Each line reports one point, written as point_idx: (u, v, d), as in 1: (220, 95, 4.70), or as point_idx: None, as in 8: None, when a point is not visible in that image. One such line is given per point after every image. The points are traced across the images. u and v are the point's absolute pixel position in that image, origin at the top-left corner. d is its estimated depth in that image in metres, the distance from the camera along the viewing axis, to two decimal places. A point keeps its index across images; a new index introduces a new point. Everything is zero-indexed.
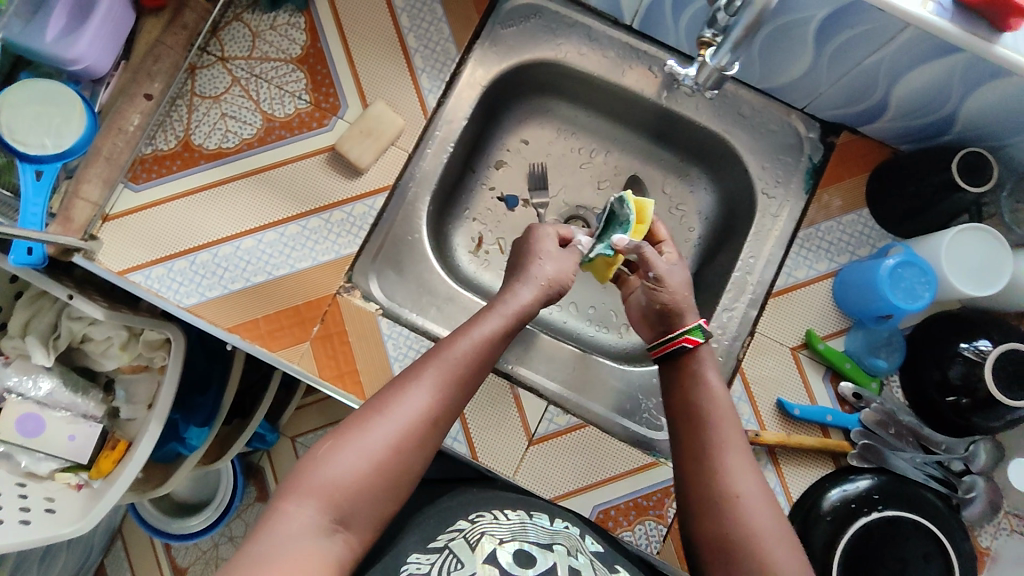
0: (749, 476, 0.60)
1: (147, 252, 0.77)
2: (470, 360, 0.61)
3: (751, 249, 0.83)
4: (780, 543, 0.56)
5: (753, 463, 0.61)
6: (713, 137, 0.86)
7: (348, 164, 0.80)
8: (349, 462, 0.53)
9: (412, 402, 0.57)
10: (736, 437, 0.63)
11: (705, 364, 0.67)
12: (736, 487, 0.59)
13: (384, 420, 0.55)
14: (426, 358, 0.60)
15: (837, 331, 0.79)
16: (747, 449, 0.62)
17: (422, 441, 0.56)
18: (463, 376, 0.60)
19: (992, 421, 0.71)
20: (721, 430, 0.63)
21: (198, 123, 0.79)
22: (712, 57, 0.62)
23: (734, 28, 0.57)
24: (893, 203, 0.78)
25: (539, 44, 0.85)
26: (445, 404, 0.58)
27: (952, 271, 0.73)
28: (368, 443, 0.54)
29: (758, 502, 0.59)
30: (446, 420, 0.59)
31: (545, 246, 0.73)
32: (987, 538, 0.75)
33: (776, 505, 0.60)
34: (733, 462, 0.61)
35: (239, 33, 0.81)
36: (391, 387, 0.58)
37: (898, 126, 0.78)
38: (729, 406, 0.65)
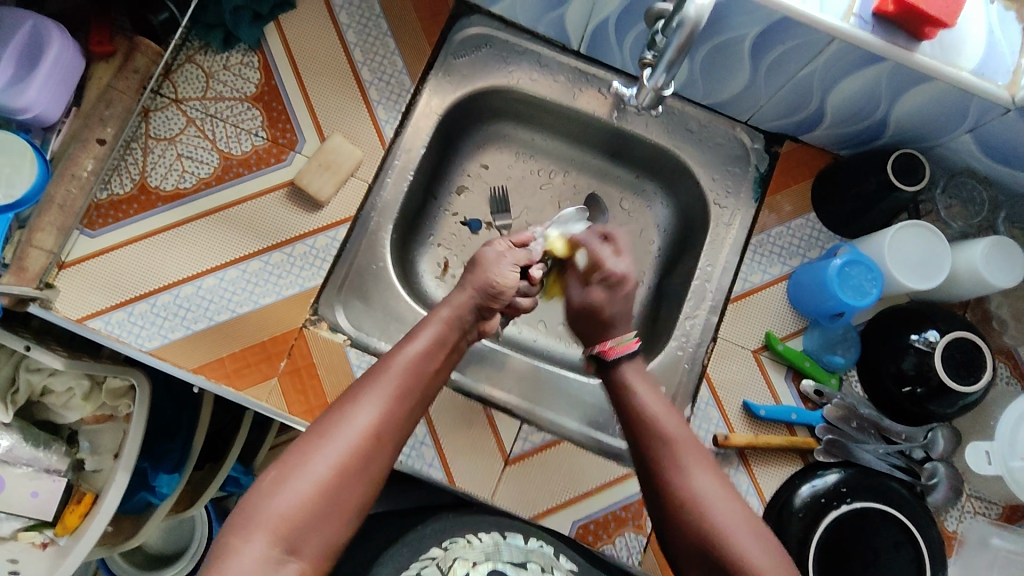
0: (703, 471, 0.61)
1: (107, 297, 0.76)
2: (409, 374, 0.62)
3: (708, 258, 0.86)
4: (744, 532, 0.57)
5: (708, 460, 0.62)
6: (664, 153, 0.89)
7: (308, 198, 0.81)
8: (298, 488, 0.53)
9: (355, 422, 0.57)
10: (682, 439, 0.64)
11: (628, 375, 0.71)
12: (690, 483, 0.60)
13: (329, 442, 0.56)
14: (367, 378, 0.61)
15: (795, 331, 0.82)
16: (697, 447, 0.63)
17: (370, 460, 0.57)
18: (405, 393, 0.61)
19: (947, 408, 0.74)
20: (668, 435, 0.64)
21: (153, 165, 0.79)
22: (650, 78, 0.64)
23: (668, 48, 0.58)
24: (837, 206, 0.82)
25: (491, 72, 0.87)
26: (391, 421, 0.59)
27: (896, 267, 0.76)
28: (314, 466, 0.54)
29: (715, 495, 0.59)
30: (396, 435, 0.60)
31: (508, 265, 0.75)
32: (953, 522, 0.77)
33: (735, 495, 0.60)
34: (686, 463, 0.62)
35: (192, 75, 0.82)
36: (334, 411, 0.59)
37: (836, 133, 0.82)
38: (662, 404, 0.67)
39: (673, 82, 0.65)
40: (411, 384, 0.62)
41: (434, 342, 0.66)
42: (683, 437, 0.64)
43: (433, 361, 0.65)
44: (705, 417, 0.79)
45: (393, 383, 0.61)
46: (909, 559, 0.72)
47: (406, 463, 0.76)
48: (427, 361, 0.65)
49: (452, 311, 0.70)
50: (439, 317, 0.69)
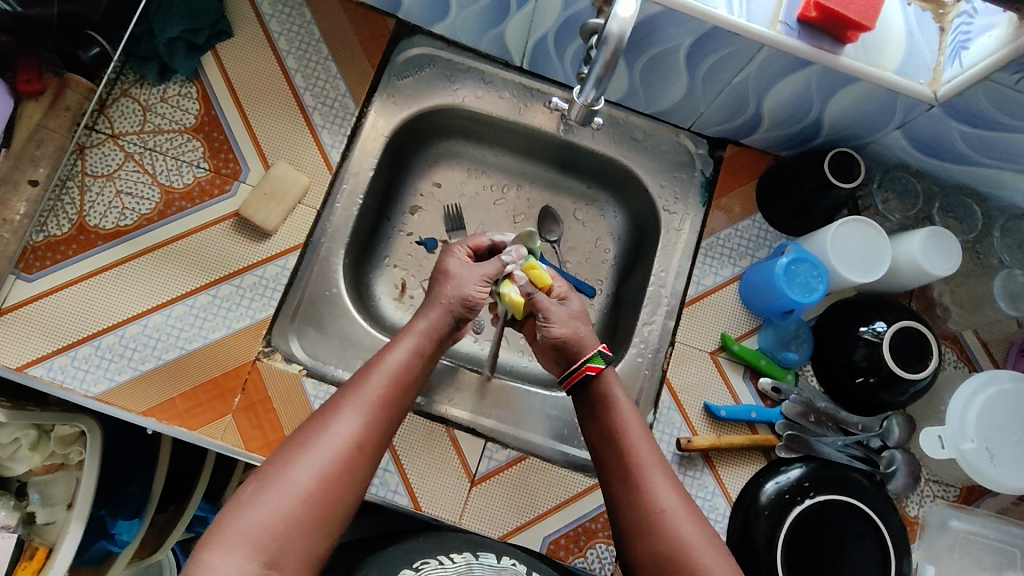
0: (672, 490, 0.63)
1: (50, 342, 0.73)
2: (388, 384, 0.62)
3: (661, 264, 0.86)
4: (708, 547, 0.59)
5: (675, 479, 0.64)
6: (613, 163, 0.90)
7: (255, 228, 0.79)
8: (276, 501, 0.52)
9: (335, 435, 0.57)
10: (655, 457, 0.65)
11: (613, 387, 0.70)
12: (661, 502, 0.61)
13: (308, 454, 0.55)
14: (345, 390, 0.61)
15: (749, 331, 0.83)
16: (666, 464, 0.65)
17: (353, 469, 0.56)
18: (385, 404, 0.61)
19: (899, 396, 0.76)
20: (640, 453, 0.65)
21: (92, 204, 0.77)
22: (581, 94, 0.63)
23: (595, 65, 0.58)
24: (782, 206, 0.84)
25: (435, 91, 0.87)
26: (372, 431, 0.59)
27: (840, 261, 0.78)
28: (294, 479, 0.53)
29: (681, 513, 0.61)
30: (375, 449, 0.59)
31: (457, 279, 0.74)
32: (914, 507, 0.79)
33: (699, 513, 0.62)
34: (658, 482, 0.63)
35: (129, 109, 0.80)
36: (313, 422, 0.58)
37: (776, 135, 0.84)
38: (637, 420, 0.68)
39: (604, 97, 0.64)
40: (390, 396, 0.62)
41: (416, 353, 0.66)
42: (655, 455, 0.65)
43: (412, 371, 0.65)
44: (668, 421, 0.80)
45: (374, 394, 0.61)
46: (876, 547, 0.74)
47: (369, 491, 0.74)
48: (408, 371, 0.64)
49: (430, 324, 0.68)
50: (418, 328, 0.68)
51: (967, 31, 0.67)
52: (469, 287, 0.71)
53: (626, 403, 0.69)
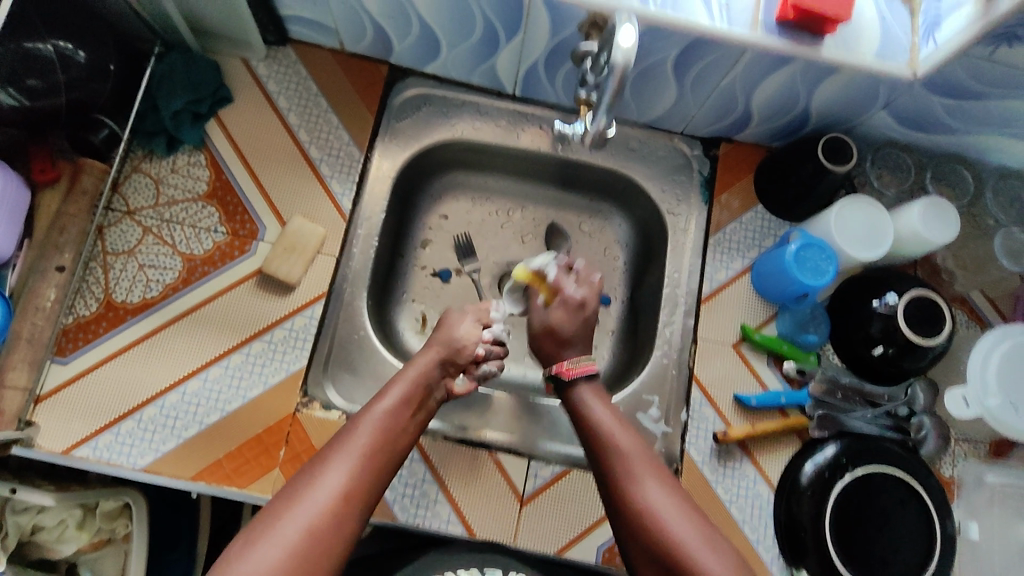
0: (663, 489, 0.62)
1: (93, 421, 0.75)
2: (375, 433, 0.63)
3: (674, 265, 0.89)
4: (701, 546, 0.58)
5: (662, 477, 0.63)
6: (613, 174, 0.93)
7: (279, 282, 0.81)
8: (266, 555, 0.52)
9: (323, 486, 0.57)
10: (639, 456, 0.65)
11: (586, 396, 0.71)
12: (648, 501, 0.61)
13: (296, 508, 0.56)
14: (336, 441, 0.62)
15: (767, 319, 0.86)
16: (651, 462, 0.65)
17: (338, 524, 0.56)
18: (373, 452, 0.62)
19: (919, 361, 0.78)
20: (621, 458, 0.65)
21: (116, 281, 0.79)
22: (593, 120, 0.64)
23: (606, 90, 0.59)
24: (781, 196, 0.87)
25: (434, 128, 0.90)
26: (361, 481, 0.60)
27: (844, 240, 0.80)
28: (280, 533, 0.54)
29: (670, 513, 0.60)
30: (364, 498, 0.60)
31: (459, 322, 0.79)
32: (948, 467, 0.81)
33: (691, 511, 0.61)
34: (642, 484, 0.62)
35: (142, 184, 0.82)
36: (303, 474, 0.59)
37: (766, 129, 0.87)
38: (620, 425, 0.68)
39: (614, 121, 0.65)
40: (378, 445, 0.63)
41: (404, 401, 0.68)
42: (639, 452, 0.65)
43: (400, 420, 0.66)
44: (702, 417, 0.82)
45: (360, 446, 0.62)
46: (919, 511, 0.76)
47: (422, 525, 0.75)
48: (397, 418, 0.66)
49: (419, 370, 0.71)
50: (407, 375, 0.70)
51: (936, 10, 0.72)
52: (458, 332, 0.77)
53: (603, 413, 0.69)
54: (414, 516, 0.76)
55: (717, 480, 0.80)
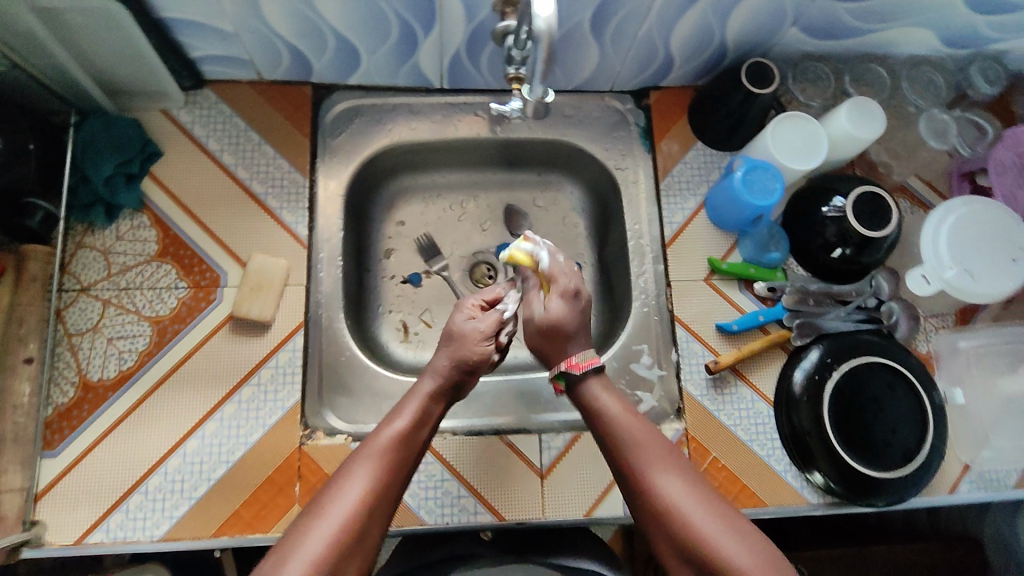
0: (680, 482, 0.64)
1: (98, 504, 0.73)
2: (395, 448, 0.64)
3: (633, 217, 0.91)
4: (722, 534, 0.60)
5: (679, 471, 0.65)
6: (556, 143, 0.95)
7: (253, 323, 0.80)
8: (294, 574, 0.54)
9: (345, 502, 0.59)
10: (652, 451, 0.66)
11: (595, 389, 0.71)
12: (668, 494, 0.63)
13: (320, 524, 0.57)
14: (356, 455, 0.64)
15: (730, 247, 0.89)
16: (668, 453, 0.66)
17: (361, 539, 0.58)
18: (394, 465, 0.63)
19: (877, 253, 0.82)
20: (640, 452, 0.66)
21: (88, 360, 0.77)
22: (530, 93, 0.68)
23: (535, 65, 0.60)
24: (717, 129, 0.90)
25: (371, 137, 0.90)
26: (380, 497, 0.61)
27: (785, 156, 0.83)
28: (307, 550, 0.56)
29: (691, 504, 0.62)
30: (384, 512, 0.61)
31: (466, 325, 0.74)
32: (924, 344, 0.86)
33: (710, 498, 0.63)
34: (660, 480, 0.64)
35: (91, 258, 0.80)
36: (326, 490, 0.61)
37: (689, 69, 0.90)
38: (634, 417, 0.69)
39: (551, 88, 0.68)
40: (397, 459, 0.64)
41: (420, 415, 0.68)
42: (654, 443, 0.67)
43: (417, 433, 0.67)
44: (691, 353, 0.85)
45: (380, 460, 0.63)
46: (907, 391, 0.81)
47: (452, 522, 0.76)
48: (413, 436, 0.66)
49: (432, 385, 0.70)
50: (420, 389, 0.70)
51: None
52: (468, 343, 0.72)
53: (614, 405, 0.69)
54: (442, 516, 0.76)
55: (718, 409, 0.83)
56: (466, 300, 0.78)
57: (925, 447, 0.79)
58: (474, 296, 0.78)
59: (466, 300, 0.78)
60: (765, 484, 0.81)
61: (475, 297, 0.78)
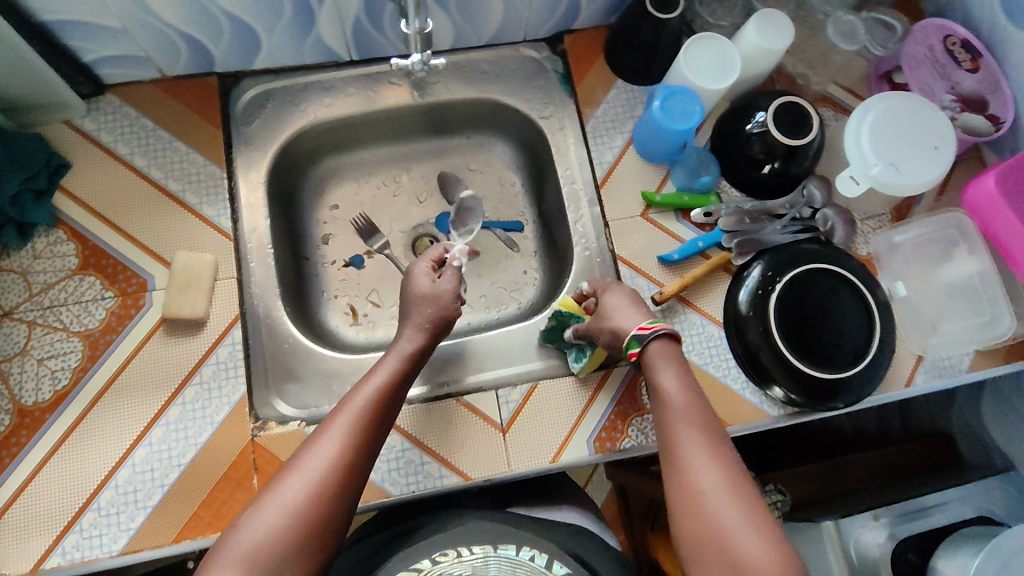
0: (716, 469, 0.58)
1: (50, 529, 0.70)
2: (376, 402, 0.64)
3: (564, 164, 0.90)
4: (746, 532, 0.53)
5: (725, 453, 0.59)
6: (478, 102, 0.93)
7: (187, 323, 0.77)
8: (268, 522, 0.55)
9: (323, 453, 0.59)
10: (705, 434, 0.60)
11: (660, 366, 0.66)
12: (700, 482, 0.57)
13: (295, 475, 0.58)
14: (336, 410, 0.63)
15: (663, 179, 0.88)
16: (714, 438, 0.60)
17: (339, 486, 0.58)
18: (374, 419, 0.63)
19: (804, 162, 0.82)
20: (681, 434, 0.61)
21: (20, 385, 0.74)
22: (409, 25, 0.73)
23: None
24: (634, 63, 0.89)
25: (287, 120, 0.88)
26: (359, 450, 0.61)
27: (701, 79, 0.82)
28: (281, 499, 0.56)
29: (723, 493, 0.56)
30: (363, 464, 0.61)
31: (427, 284, 0.76)
32: (864, 247, 0.86)
33: (747, 492, 0.56)
34: (700, 459, 0.58)
35: (9, 281, 0.77)
36: (306, 442, 0.61)
37: (598, 7, 0.89)
38: (691, 399, 0.63)
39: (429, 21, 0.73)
40: (377, 411, 0.63)
41: (398, 372, 0.68)
42: (699, 425, 0.61)
43: (398, 389, 0.67)
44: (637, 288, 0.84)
45: (359, 415, 0.62)
46: (849, 292, 0.81)
47: (419, 490, 0.75)
48: (392, 393, 0.66)
49: (413, 345, 0.70)
50: (402, 348, 0.70)
51: None
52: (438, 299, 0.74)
53: (676, 383, 0.64)
54: (408, 485, 0.75)
55: None
56: (416, 262, 0.79)
57: (873, 345, 0.80)
58: (422, 258, 0.80)
59: (416, 262, 0.79)
60: (726, 405, 0.80)
61: (425, 257, 0.79)
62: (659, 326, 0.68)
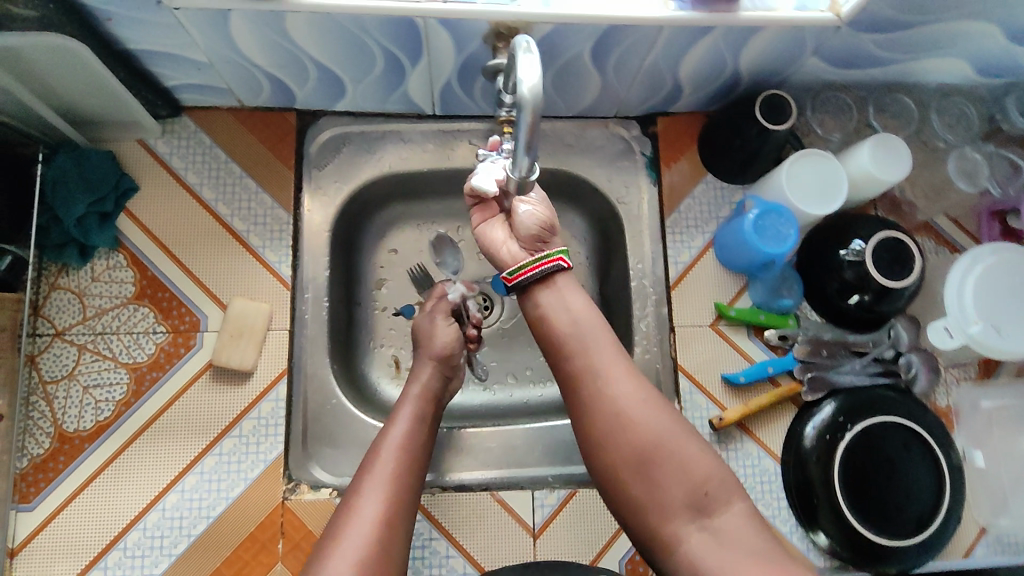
0: (636, 389, 0.61)
1: (76, 560, 0.71)
2: (399, 452, 0.66)
3: (636, 256, 0.86)
4: (681, 439, 0.59)
5: (633, 369, 0.62)
6: (557, 173, 0.89)
7: (234, 371, 0.77)
8: None
9: (364, 515, 0.60)
10: (608, 345, 0.63)
11: (563, 286, 0.66)
12: (626, 405, 0.60)
13: (343, 543, 0.58)
14: (364, 469, 0.65)
15: (739, 291, 0.84)
16: (616, 349, 0.63)
17: (386, 549, 0.58)
18: (403, 470, 0.65)
19: (897, 303, 0.76)
20: (596, 353, 0.62)
21: (63, 410, 0.74)
22: (513, 168, 0.54)
23: (519, 130, 0.49)
24: (729, 163, 0.83)
25: (360, 167, 0.85)
26: (396, 505, 0.62)
27: (799, 199, 0.77)
28: (334, 570, 0.55)
29: (651, 408, 0.60)
30: (402, 522, 0.62)
31: (430, 323, 0.80)
32: (943, 398, 0.82)
33: (662, 401, 0.61)
34: (617, 379, 0.61)
35: (65, 301, 0.76)
36: (341, 509, 0.61)
37: (700, 97, 0.83)
38: (593, 317, 0.64)
39: (538, 168, 0.55)
40: (404, 463, 0.65)
41: (415, 416, 0.70)
42: (603, 340, 0.63)
43: (419, 436, 0.69)
44: (695, 405, 0.81)
45: (387, 468, 0.64)
46: (923, 453, 0.76)
47: None
48: (413, 436, 0.68)
49: (423, 386, 0.74)
50: (412, 394, 0.73)
51: None
52: (443, 336, 0.78)
53: (573, 294, 0.65)
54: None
55: None
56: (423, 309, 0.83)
57: (939, 512, 0.75)
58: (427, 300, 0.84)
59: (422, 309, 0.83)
60: None
61: (431, 297, 0.84)
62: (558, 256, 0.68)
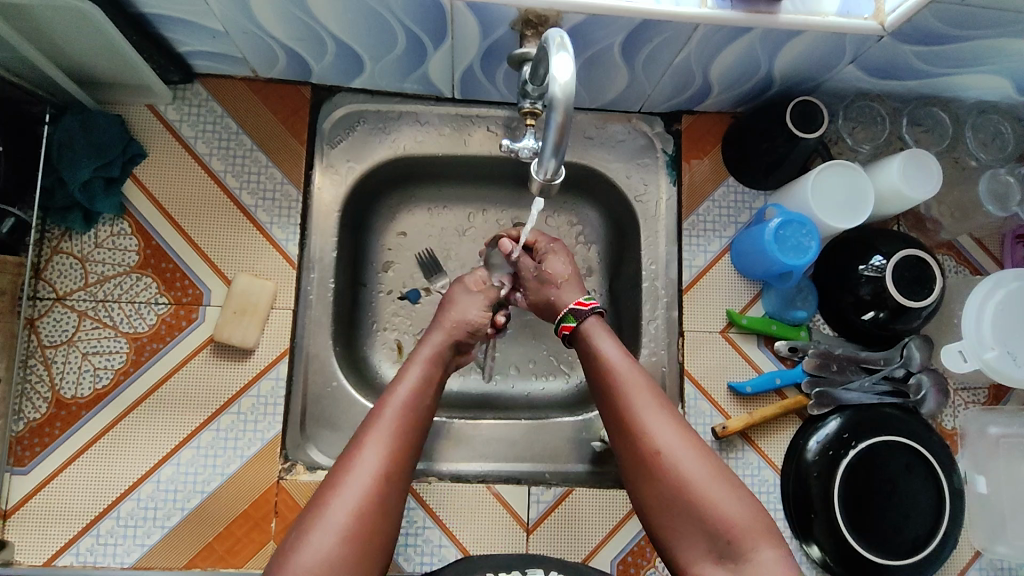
0: (673, 429, 0.60)
1: (69, 526, 0.71)
2: (405, 410, 0.64)
3: (649, 256, 0.84)
4: (714, 482, 0.57)
5: (674, 415, 0.61)
6: (575, 166, 0.87)
7: (234, 348, 0.76)
8: (323, 540, 0.54)
9: (364, 468, 0.58)
10: (648, 393, 0.63)
11: (596, 337, 0.69)
12: (659, 443, 0.59)
13: (343, 492, 0.57)
14: (369, 422, 0.63)
15: (753, 299, 0.82)
16: (661, 398, 0.63)
17: (384, 503, 0.58)
18: (405, 428, 0.63)
19: (913, 322, 0.75)
20: (631, 399, 0.62)
21: (62, 376, 0.73)
22: (539, 170, 0.54)
23: (549, 129, 0.49)
24: (752, 168, 0.81)
25: (373, 148, 0.83)
26: (398, 460, 0.60)
27: (823, 210, 0.75)
28: (332, 518, 0.55)
29: (680, 451, 0.59)
30: (401, 478, 0.61)
31: (466, 295, 0.78)
32: (949, 420, 0.81)
33: (700, 444, 0.60)
34: (652, 420, 0.61)
35: (67, 265, 0.75)
36: (343, 457, 0.60)
37: (728, 97, 0.81)
38: (637, 371, 0.65)
39: (563, 170, 0.54)
40: (408, 420, 0.64)
41: (422, 377, 0.68)
42: (640, 384, 0.64)
43: (425, 398, 0.67)
44: (698, 412, 0.80)
45: (391, 423, 0.63)
46: (925, 475, 0.75)
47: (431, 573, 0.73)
48: (419, 399, 0.66)
49: (433, 348, 0.72)
50: (422, 353, 0.71)
51: None
52: (470, 313, 0.76)
53: (613, 351, 0.67)
54: (420, 564, 0.74)
55: None
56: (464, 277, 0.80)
57: (937, 534, 0.74)
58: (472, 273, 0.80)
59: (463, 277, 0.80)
60: None
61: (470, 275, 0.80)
62: (595, 304, 0.72)
